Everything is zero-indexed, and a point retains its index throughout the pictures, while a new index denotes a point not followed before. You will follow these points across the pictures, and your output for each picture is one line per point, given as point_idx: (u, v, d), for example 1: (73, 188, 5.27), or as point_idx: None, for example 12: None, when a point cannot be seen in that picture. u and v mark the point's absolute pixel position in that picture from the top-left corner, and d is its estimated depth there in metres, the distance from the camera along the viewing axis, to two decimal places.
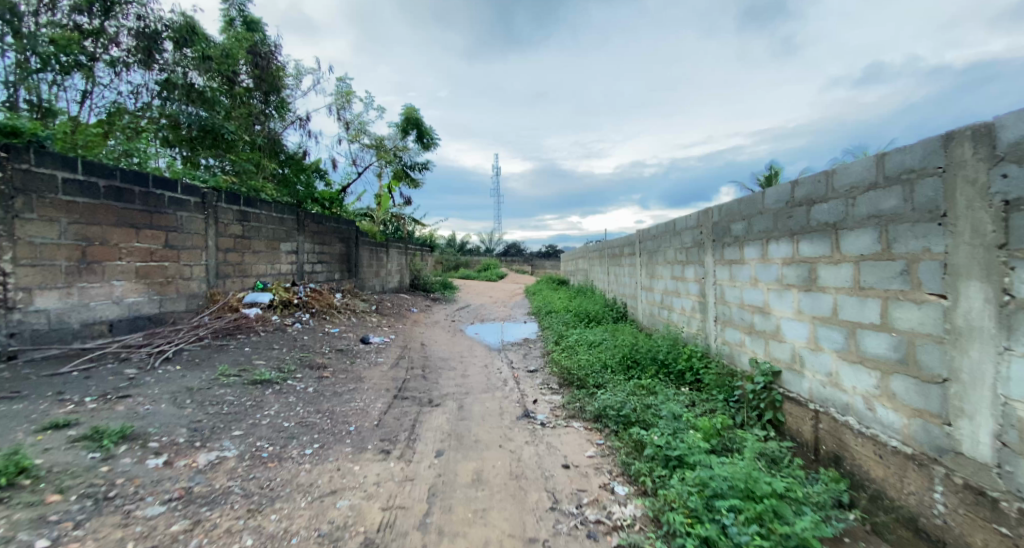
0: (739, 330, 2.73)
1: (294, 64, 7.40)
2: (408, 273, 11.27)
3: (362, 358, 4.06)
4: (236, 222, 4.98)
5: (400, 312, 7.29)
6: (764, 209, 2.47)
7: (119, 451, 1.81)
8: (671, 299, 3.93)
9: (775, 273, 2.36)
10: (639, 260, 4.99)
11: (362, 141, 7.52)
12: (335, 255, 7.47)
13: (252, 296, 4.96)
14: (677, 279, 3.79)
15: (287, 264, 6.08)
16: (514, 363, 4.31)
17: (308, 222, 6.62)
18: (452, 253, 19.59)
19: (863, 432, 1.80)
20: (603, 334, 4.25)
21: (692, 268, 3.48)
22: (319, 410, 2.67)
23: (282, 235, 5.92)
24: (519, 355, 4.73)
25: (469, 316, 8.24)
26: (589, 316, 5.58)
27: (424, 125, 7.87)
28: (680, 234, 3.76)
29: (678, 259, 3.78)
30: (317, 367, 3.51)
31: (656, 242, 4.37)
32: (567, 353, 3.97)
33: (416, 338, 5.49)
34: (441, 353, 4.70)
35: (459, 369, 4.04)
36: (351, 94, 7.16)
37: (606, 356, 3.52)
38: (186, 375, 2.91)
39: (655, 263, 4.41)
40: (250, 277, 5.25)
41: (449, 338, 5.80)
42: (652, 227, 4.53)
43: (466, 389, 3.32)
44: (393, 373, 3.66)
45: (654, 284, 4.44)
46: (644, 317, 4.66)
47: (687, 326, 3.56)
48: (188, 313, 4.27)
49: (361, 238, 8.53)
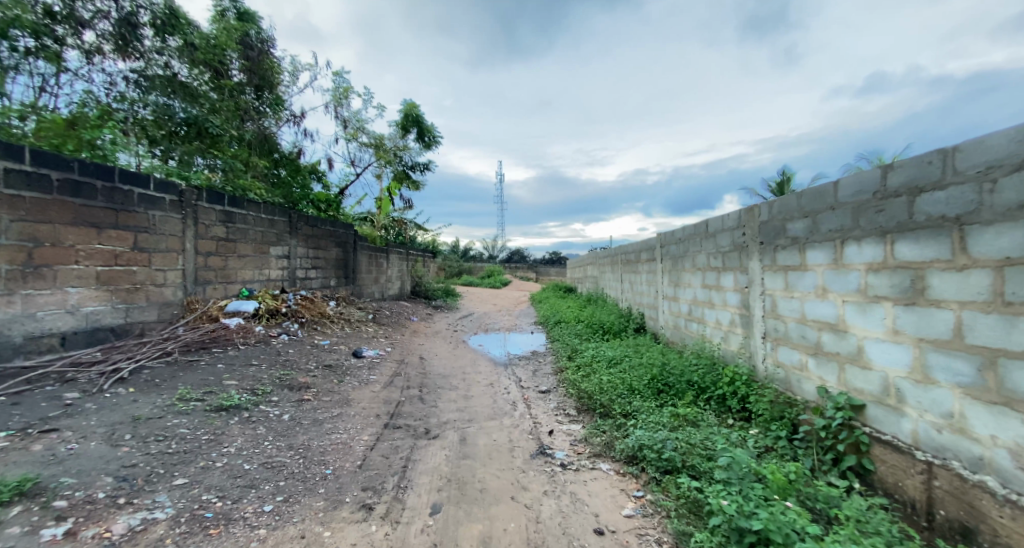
0: (802, 351, 2.23)
1: (290, 60, 7.07)
2: (410, 279, 10.85)
3: (352, 375, 3.61)
4: (219, 223, 4.58)
5: (399, 321, 6.85)
6: (836, 203, 1.97)
7: (7, 516, 1.36)
8: (702, 311, 3.46)
9: (856, 282, 1.85)
10: (661, 266, 4.51)
11: (361, 140, 7.14)
12: (330, 260, 7.05)
13: (235, 304, 4.53)
14: (711, 288, 3.31)
15: (278, 269, 5.67)
16: (522, 382, 3.84)
17: (302, 224, 6.21)
18: (456, 260, 19.21)
19: (1010, 500, 1.27)
20: (625, 349, 3.77)
21: (731, 275, 3.00)
22: (291, 446, 2.21)
23: (272, 238, 5.50)
24: (529, 371, 4.25)
25: (472, 325, 7.79)
26: (604, 328, 5.11)
27: (426, 122, 7.48)
28: (713, 237, 3.29)
29: (712, 265, 3.30)
30: (298, 387, 3.05)
31: (683, 246, 3.91)
32: (585, 372, 3.48)
33: (414, 350, 5.02)
34: (442, 369, 4.23)
35: (461, 389, 3.56)
36: (349, 90, 6.80)
37: (631, 377, 3.04)
38: (137, 400, 2.46)
39: (682, 269, 3.94)
40: (234, 283, 4.82)
41: (450, 350, 5.33)
42: (676, 229, 4.07)
43: (469, 416, 2.85)
44: (385, 395, 3.20)
45: (680, 293, 3.96)
46: (669, 329, 4.17)
47: (725, 343, 3.07)
48: (160, 324, 3.83)
49: (359, 243, 8.12)
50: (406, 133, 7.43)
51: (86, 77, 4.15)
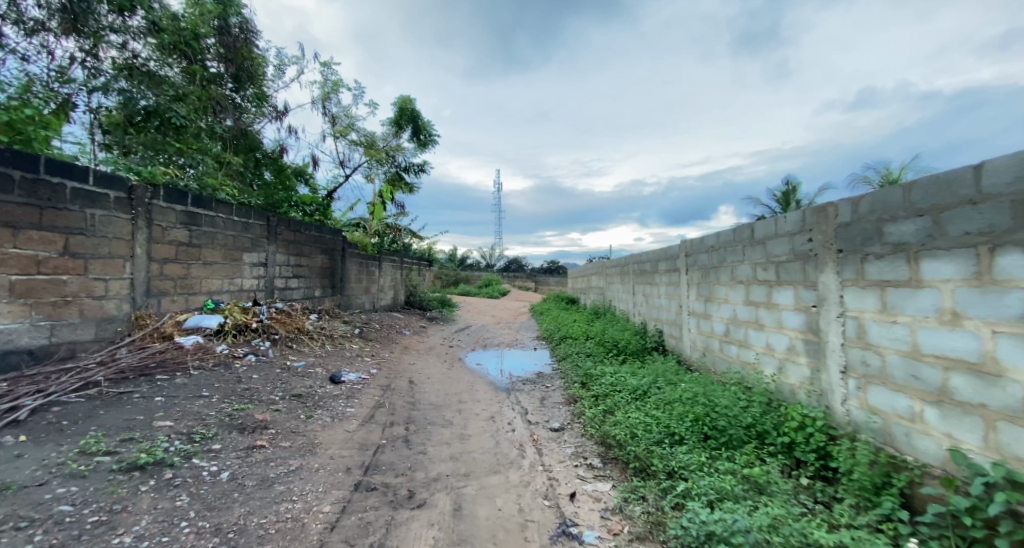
0: (914, 396, 1.65)
1: (275, 52, 6.59)
2: (403, 288, 10.26)
3: (324, 408, 2.99)
4: (181, 225, 4.00)
5: (389, 336, 6.24)
6: (981, 196, 1.40)
7: None
8: (748, 333, 2.90)
9: (1021, 305, 1.27)
10: (686, 279, 3.97)
11: (351, 138, 6.60)
12: (315, 269, 6.47)
13: (195, 319, 3.94)
14: (760, 306, 2.76)
15: (252, 278, 5.07)
16: (529, 414, 3.23)
17: (282, 228, 5.64)
18: (453, 269, 18.65)
19: None
20: (651, 376, 3.20)
21: (790, 291, 2.46)
22: (219, 526, 1.58)
23: (245, 244, 4.91)
24: (535, 399, 3.65)
25: (469, 339, 7.18)
26: (619, 348, 4.53)
27: (421, 119, 6.95)
28: (761, 245, 2.75)
29: (760, 279, 2.75)
30: (251, 427, 2.44)
31: (716, 256, 3.37)
32: (607, 406, 2.91)
33: (404, 372, 4.41)
34: (433, 396, 3.62)
35: (456, 424, 2.96)
36: (338, 84, 6.28)
37: (668, 418, 2.45)
38: (23, 454, 1.85)
39: (716, 282, 3.38)
40: (197, 294, 4.23)
41: (445, 371, 4.72)
42: (707, 236, 3.54)
43: (467, 468, 2.25)
44: (362, 437, 2.59)
45: (714, 310, 3.40)
46: (701, 353, 3.60)
47: (783, 375, 2.49)
48: (98, 344, 3.22)
49: (348, 250, 7.54)
50: (401, 130, 6.89)
51: (23, 55, 3.61)
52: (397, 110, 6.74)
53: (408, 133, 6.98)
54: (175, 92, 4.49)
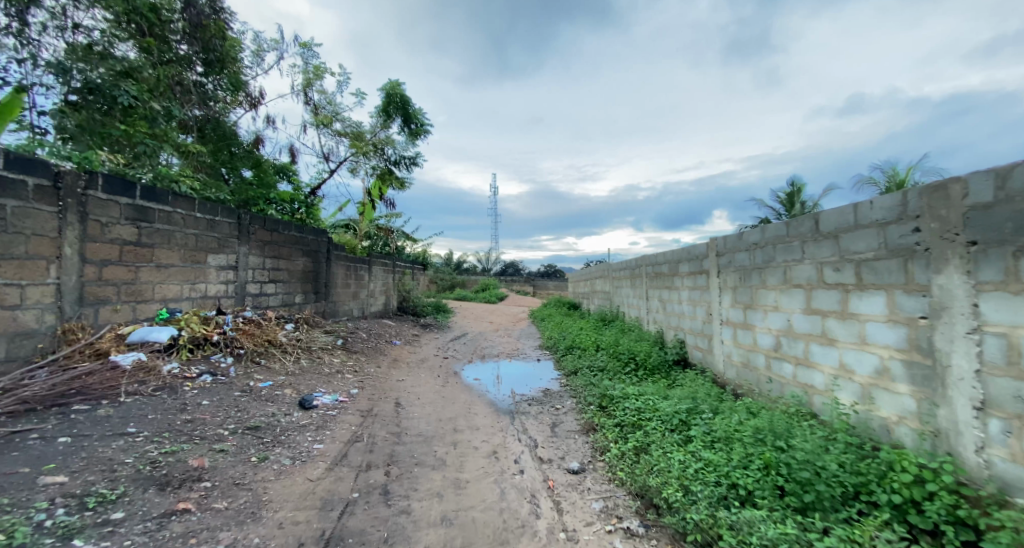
0: None
1: (252, 35, 6.08)
2: (395, 294, 9.65)
3: (285, 445, 2.39)
4: (127, 221, 3.41)
5: (377, 346, 5.65)
6: None
7: None
8: (811, 348, 2.35)
9: None
10: (717, 282, 3.44)
11: (335, 129, 6.05)
12: (296, 273, 5.88)
13: (142, 332, 3.28)
14: (827, 316, 2.23)
15: (219, 283, 4.47)
16: (539, 449, 2.65)
17: (256, 227, 5.05)
18: (448, 273, 18.05)
19: None
20: (687, 399, 2.64)
21: (880, 298, 1.91)
22: None
23: (210, 244, 4.32)
24: (544, 426, 3.07)
25: (466, 349, 6.58)
26: (637, 363, 3.98)
27: (413, 106, 6.38)
28: (831, 239, 2.21)
29: (830, 282, 2.21)
30: (178, 481, 1.83)
31: (761, 254, 2.83)
32: (638, 442, 2.34)
33: (390, 391, 3.81)
34: (423, 423, 3.03)
35: (450, 465, 2.36)
36: (321, 69, 5.72)
37: (726, 463, 1.88)
38: None
39: (759, 286, 2.86)
40: (147, 302, 3.62)
41: (437, 388, 4.13)
42: (746, 232, 3.00)
43: (464, 539, 1.66)
44: (326, 490, 1.98)
45: (757, 319, 2.88)
46: (741, 370, 3.07)
47: (869, 405, 1.96)
48: (9, 366, 2.59)
49: (333, 252, 6.94)
50: (389, 119, 6.32)
51: None
52: (385, 96, 6.17)
53: (399, 122, 6.41)
54: (128, 69, 3.97)
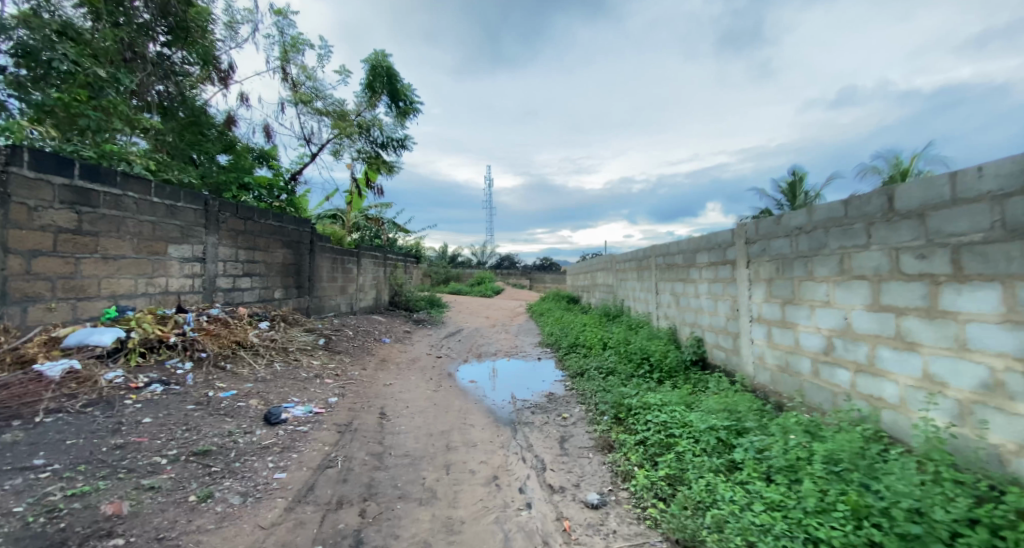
0: None
1: (225, 5, 5.52)
2: (386, 288, 9.17)
3: (237, 477, 1.94)
4: (63, 205, 2.91)
5: (363, 345, 5.19)
6: None
7: None
8: (880, 352, 1.93)
9: None
10: (747, 274, 3.01)
11: (316, 107, 5.49)
12: (274, 266, 5.40)
13: (80, 334, 2.79)
14: (905, 314, 1.81)
15: (183, 277, 3.98)
16: (548, 473, 2.22)
17: (227, 215, 4.54)
18: (444, 266, 17.56)
19: None
20: (724, 412, 2.22)
21: (992, 292, 1.47)
22: None
23: (170, 233, 3.81)
24: (552, 441, 2.65)
25: (460, 347, 6.14)
26: (654, 365, 3.56)
27: (400, 80, 5.85)
28: (913, 219, 1.77)
29: (912, 272, 1.78)
30: (79, 538, 1.38)
31: (808, 241, 2.40)
32: (672, 472, 1.92)
33: (375, 398, 3.36)
34: (410, 441, 2.59)
35: (441, 499, 1.92)
36: (299, 40, 5.14)
37: (796, 509, 1.44)
38: None
39: (804, 278, 2.44)
40: (92, 299, 3.13)
41: (429, 393, 3.69)
42: (788, 216, 2.57)
43: None
44: (279, 544, 1.52)
45: (801, 317, 2.46)
46: (779, 374, 2.67)
47: (971, 428, 1.54)
48: None
49: (317, 243, 6.45)
50: (375, 95, 5.78)
51: None
52: (370, 69, 5.62)
53: (385, 100, 5.89)
54: (64, 27, 3.51)
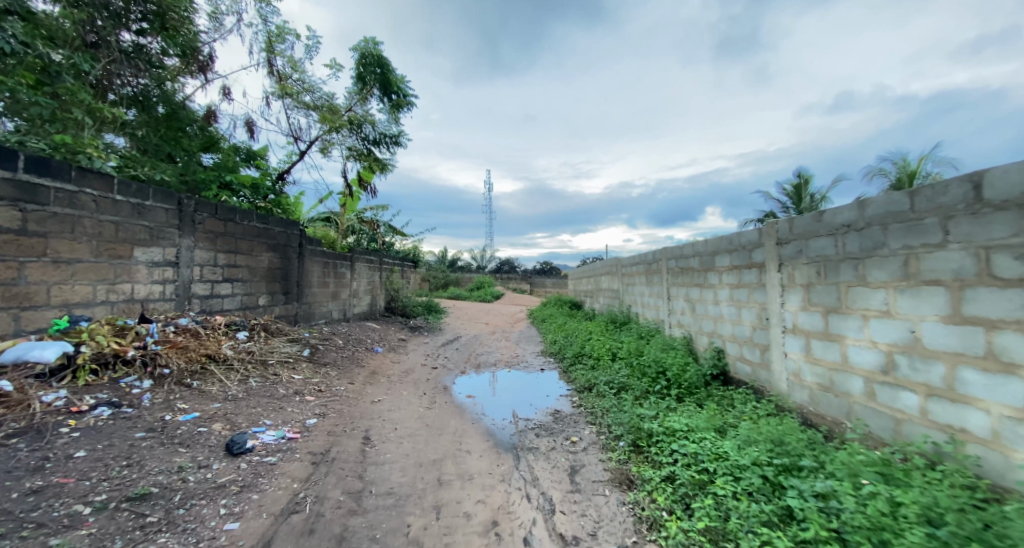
0: None
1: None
2: (381, 293, 8.81)
3: (176, 531, 1.57)
4: (3, 201, 2.56)
5: (353, 356, 4.82)
6: None
7: None
8: (963, 374, 1.58)
9: None
10: (780, 279, 2.66)
11: (303, 101, 5.18)
12: (258, 270, 5.05)
13: (20, 349, 2.44)
14: (1001, 329, 1.45)
15: (152, 283, 3.62)
16: (558, 517, 1.85)
17: (204, 216, 4.19)
18: (443, 270, 17.20)
19: None
20: (767, 442, 1.87)
21: None
22: None
23: (136, 235, 3.46)
24: (561, 473, 2.28)
25: (458, 356, 5.77)
26: (672, 381, 3.20)
27: (392, 71, 5.55)
28: (1012, 212, 1.42)
29: (1010, 276, 1.43)
30: None
31: (859, 240, 2.04)
32: (713, 525, 1.55)
33: (360, 419, 2.99)
34: (395, 474, 2.22)
35: None
36: (284, 30, 4.84)
37: None
38: None
39: (854, 283, 2.08)
40: (39, 308, 2.78)
41: (421, 412, 3.32)
42: (832, 212, 2.22)
43: None
44: None
45: (850, 328, 2.10)
46: (821, 394, 2.31)
47: None
48: None
49: (307, 247, 6.09)
50: (367, 88, 5.48)
51: None
52: (360, 60, 5.33)
53: (377, 93, 5.59)
54: (16, 6, 3.17)
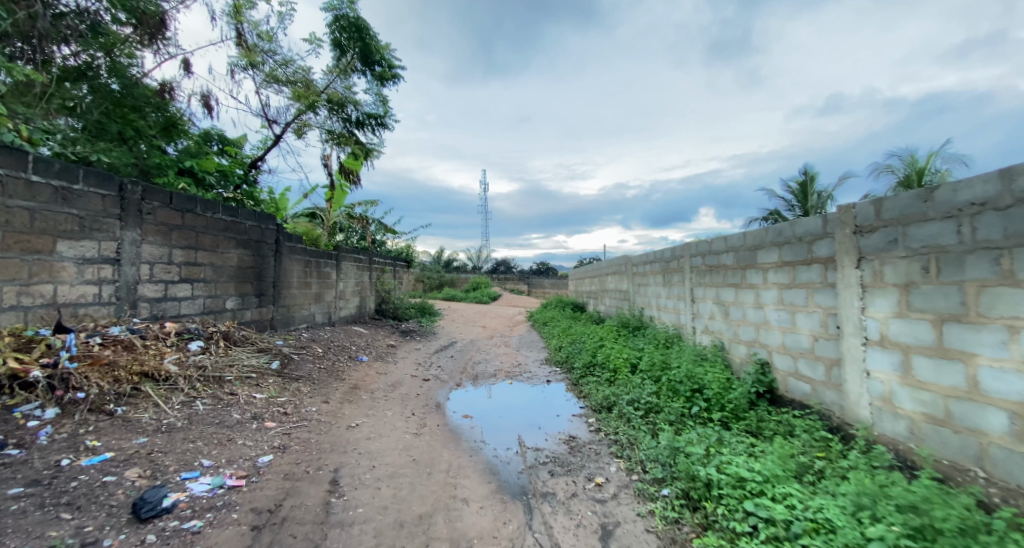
0: None
1: None
2: (371, 295, 8.18)
3: None
4: None
5: (332, 367, 4.21)
6: None
7: None
8: None
9: None
10: (863, 279, 2.09)
11: (273, 74, 4.60)
12: (225, 269, 4.43)
13: None
14: None
15: (82, 282, 2.98)
16: None
17: (155, 204, 3.57)
18: (438, 270, 16.60)
19: None
20: (895, 511, 1.30)
21: None
22: None
23: (57, 225, 2.82)
24: (592, 539, 1.68)
25: (453, 365, 5.17)
26: (715, 403, 2.62)
27: (373, 38, 5.01)
28: None
29: None
30: None
31: (1004, 223, 1.48)
32: None
33: (327, 454, 2.39)
34: (365, 543, 1.61)
35: None
36: None
37: None
38: None
39: (992, 282, 1.52)
40: None
41: (406, 440, 2.72)
42: (959, 188, 1.65)
43: None
44: None
45: (984, 343, 1.55)
46: (931, 429, 1.75)
47: None
48: None
49: (286, 243, 5.48)
50: (346, 58, 4.93)
51: None
52: (337, 26, 4.79)
53: (358, 66, 5.04)
54: None
